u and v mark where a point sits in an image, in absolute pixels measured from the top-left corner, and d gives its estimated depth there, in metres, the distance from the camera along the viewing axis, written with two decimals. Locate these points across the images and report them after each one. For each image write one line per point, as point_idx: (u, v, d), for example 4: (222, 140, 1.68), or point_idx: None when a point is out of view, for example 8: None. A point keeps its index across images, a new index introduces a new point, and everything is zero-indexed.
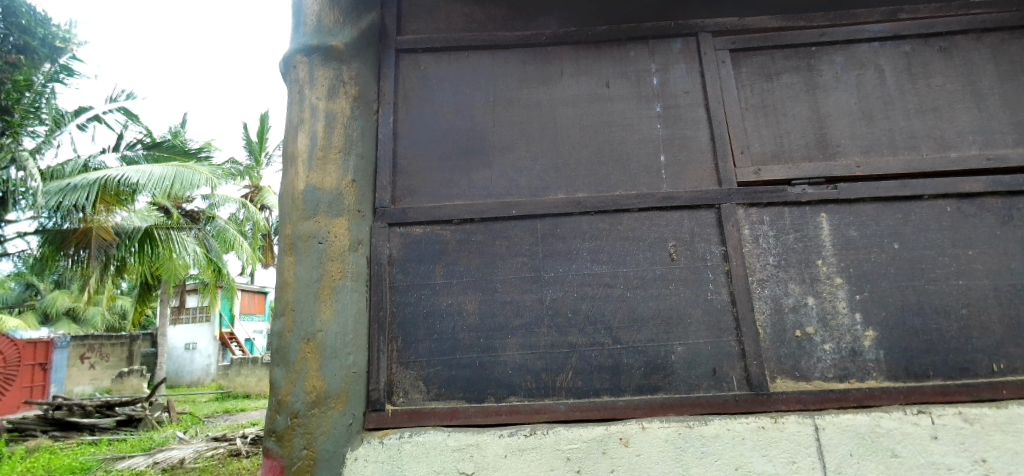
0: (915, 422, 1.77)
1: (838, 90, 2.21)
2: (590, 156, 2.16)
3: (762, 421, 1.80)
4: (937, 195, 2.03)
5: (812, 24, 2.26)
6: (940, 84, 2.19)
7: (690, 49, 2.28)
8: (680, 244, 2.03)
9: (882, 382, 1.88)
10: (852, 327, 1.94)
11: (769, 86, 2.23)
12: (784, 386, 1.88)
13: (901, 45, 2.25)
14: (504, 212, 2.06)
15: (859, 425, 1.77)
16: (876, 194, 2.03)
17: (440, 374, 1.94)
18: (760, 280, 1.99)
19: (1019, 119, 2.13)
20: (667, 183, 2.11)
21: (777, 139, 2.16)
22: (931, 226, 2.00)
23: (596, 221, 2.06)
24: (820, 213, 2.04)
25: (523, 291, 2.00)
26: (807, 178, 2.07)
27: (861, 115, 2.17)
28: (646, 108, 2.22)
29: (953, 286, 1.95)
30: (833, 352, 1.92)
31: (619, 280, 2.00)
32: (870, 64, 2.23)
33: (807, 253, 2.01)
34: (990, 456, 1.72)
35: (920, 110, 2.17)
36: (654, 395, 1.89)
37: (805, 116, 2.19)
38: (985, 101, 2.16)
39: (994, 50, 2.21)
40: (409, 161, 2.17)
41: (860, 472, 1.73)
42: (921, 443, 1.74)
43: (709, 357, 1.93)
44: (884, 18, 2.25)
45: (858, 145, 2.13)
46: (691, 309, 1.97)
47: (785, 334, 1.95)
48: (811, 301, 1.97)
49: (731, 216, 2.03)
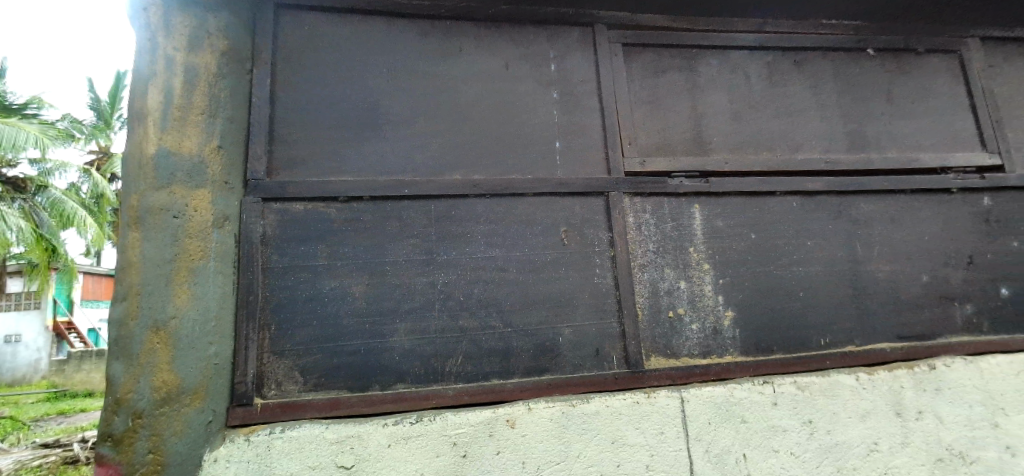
0: (761, 391, 2.00)
1: (715, 92, 2.40)
2: (488, 138, 2.12)
3: (637, 396, 1.91)
4: (787, 192, 2.30)
5: (695, 28, 2.42)
6: (794, 93, 2.48)
7: (587, 39, 2.32)
8: (571, 230, 2.08)
9: (737, 357, 2.10)
10: (715, 308, 2.14)
11: (656, 82, 2.35)
12: (657, 363, 2.03)
13: (767, 54, 2.50)
14: (396, 191, 1.95)
15: (717, 397, 1.97)
16: (741, 189, 2.25)
17: (320, 363, 1.79)
18: (641, 265, 2.12)
19: (852, 128, 2.49)
20: (561, 168, 2.15)
21: (661, 132, 2.30)
22: (782, 219, 2.27)
23: (491, 204, 2.03)
24: (694, 204, 2.22)
25: (414, 274, 1.92)
26: (684, 171, 2.23)
27: (732, 116, 2.39)
28: (544, 93, 2.22)
29: (796, 271, 2.24)
30: (699, 331, 2.11)
31: (511, 264, 2.00)
32: (740, 70, 2.45)
33: (682, 240, 2.17)
34: (815, 418, 2.01)
35: (779, 115, 2.43)
36: (541, 376, 1.92)
37: (686, 112, 2.35)
38: (827, 111, 2.49)
39: (835, 67, 2.55)
40: (292, 129, 1.96)
41: (715, 438, 1.92)
42: (764, 409, 1.98)
43: (594, 339, 2.01)
44: (754, 29, 2.49)
45: (728, 144, 2.34)
46: (579, 292, 2.03)
47: (660, 316, 2.09)
48: (683, 285, 2.13)
49: (617, 204, 2.13)
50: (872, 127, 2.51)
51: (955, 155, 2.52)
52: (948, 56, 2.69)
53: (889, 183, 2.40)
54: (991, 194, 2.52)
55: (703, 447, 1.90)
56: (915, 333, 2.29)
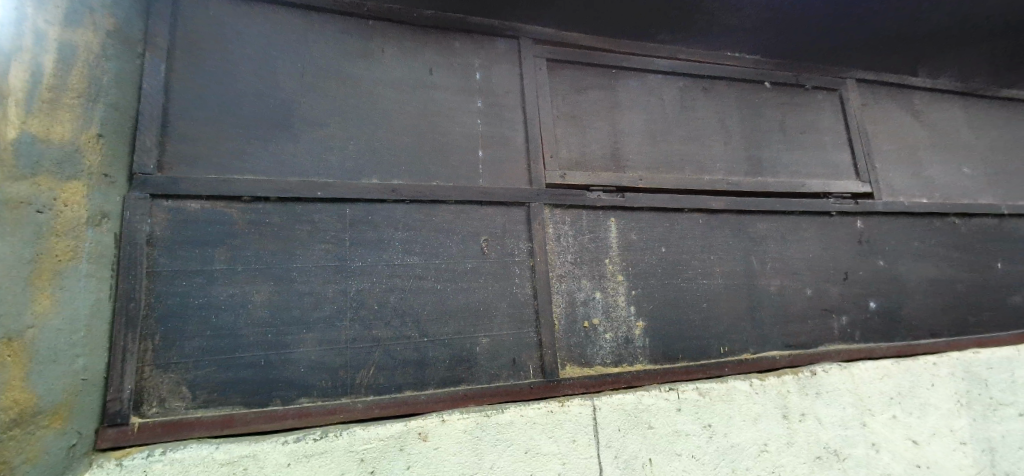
0: (667, 397, 2.10)
1: (631, 112, 2.51)
2: (408, 143, 2.07)
3: (551, 405, 1.93)
4: (694, 209, 2.45)
5: (614, 49, 2.53)
6: (702, 118, 2.66)
7: (512, 51, 2.35)
8: (491, 239, 2.07)
9: (647, 365, 2.20)
10: (627, 318, 2.23)
11: (577, 98, 2.42)
12: (572, 372, 2.07)
13: (679, 80, 2.66)
14: (308, 193, 1.84)
15: (627, 404, 2.03)
16: (654, 205, 2.37)
17: (212, 377, 1.64)
18: (559, 276, 2.15)
19: (751, 153, 2.71)
20: (483, 177, 2.14)
21: (581, 147, 2.37)
22: (689, 235, 2.42)
23: (410, 211, 1.98)
24: (610, 218, 2.30)
25: (325, 282, 1.82)
26: (602, 186, 2.31)
27: (647, 135, 2.51)
28: (467, 101, 2.21)
29: (701, 284, 2.38)
30: (612, 340, 2.18)
31: (429, 272, 1.96)
32: (655, 93, 2.59)
33: (598, 252, 2.24)
34: (714, 422, 2.14)
35: (688, 137, 2.60)
36: (456, 387, 1.89)
37: (605, 129, 2.44)
38: (730, 136, 2.69)
39: (738, 97, 2.77)
40: (191, 122, 1.80)
41: (625, 444, 1.98)
42: (670, 415, 2.08)
43: (511, 348, 2.01)
44: (667, 55, 2.64)
45: (643, 162, 2.46)
46: (497, 302, 2.03)
47: (576, 326, 2.13)
48: (599, 295, 2.20)
49: (538, 215, 2.15)
50: (768, 153, 2.75)
51: (835, 182, 2.82)
52: (830, 94, 3.02)
53: (781, 205, 2.64)
54: (863, 218, 2.85)
55: (613, 454, 1.96)
56: (800, 342, 2.51)
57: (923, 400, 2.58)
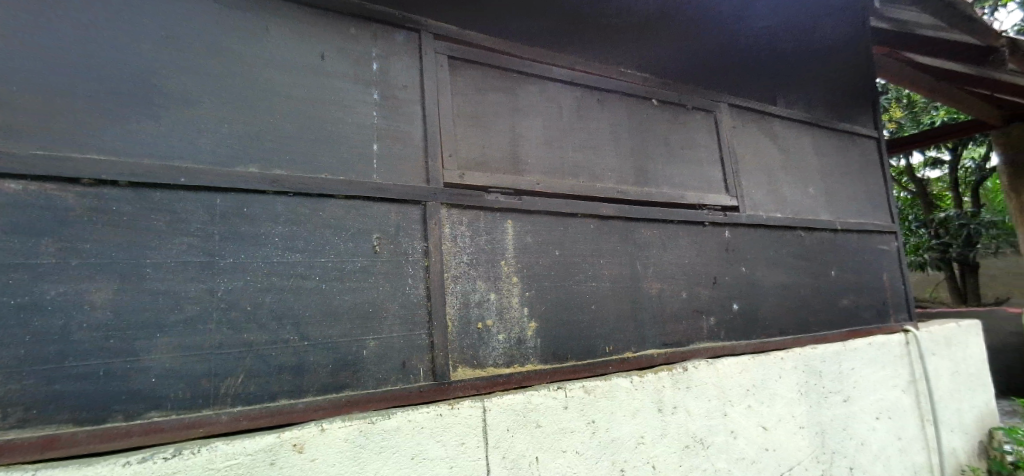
0: (555, 396, 2.15)
1: (530, 117, 2.56)
2: (295, 132, 1.91)
3: (440, 408, 1.88)
4: (586, 215, 2.55)
5: (517, 54, 2.55)
6: (596, 128, 2.78)
7: (413, 44, 2.27)
8: (384, 237, 1.98)
9: (537, 365, 2.25)
10: (520, 319, 2.25)
11: (478, 99, 2.41)
12: (463, 374, 2.05)
13: (576, 89, 2.76)
14: (169, 179, 1.62)
15: (517, 404, 2.04)
16: (548, 209, 2.43)
17: (33, 391, 1.37)
18: (454, 276, 2.12)
19: (638, 164, 2.89)
20: (377, 173, 2.05)
21: (480, 148, 2.36)
22: (581, 239, 2.51)
23: (293, 204, 1.83)
24: (507, 220, 2.31)
25: (188, 280, 1.61)
26: (500, 187, 2.32)
27: (545, 141, 2.57)
28: (362, 92, 2.10)
29: (590, 286, 2.49)
30: (504, 341, 2.19)
31: (313, 271, 1.82)
32: (553, 100, 2.66)
33: (494, 254, 2.24)
34: (598, 418, 2.24)
35: (583, 146, 2.70)
36: (339, 393, 1.78)
37: (505, 131, 2.46)
38: (621, 147, 2.85)
39: (629, 110, 2.94)
40: (12, 86, 1.48)
41: (512, 444, 2.00)
42: (556, 413, 2.13)
43: (400, 351, 1.94)
44: (566, 64, 2.73)
45: (540, 167, 2.51)
46: (388, 303, 1.95)
47: (469, 327, 2.11)
48: (493, 297, 2.20)
49: (434, 214, 2.10)
50: (653, 165, 2.95)
51: (708, 195, 3.11)
52: (708, 115, 3.32)
53: (663, 214, 2.85)
54: (730, 228, 3.17)
55: (500, 454, 1.97)
56: (674, 341, 2.73)
57: (772, 390, 2.92)
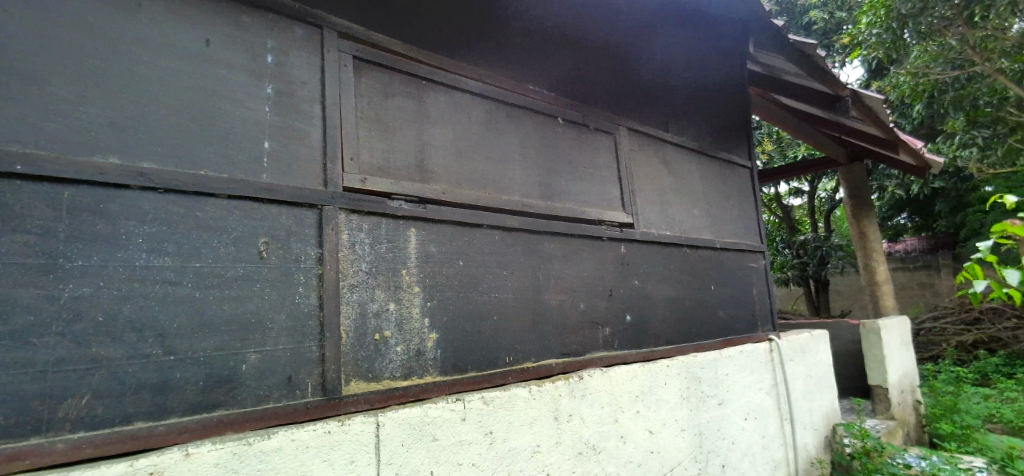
0: (453, 408, 2.11)
1: (438, 126, 2.53)
2: (170, 122, 1.72)
3: (329, 425, 1.76)
4: (492, 226, 2.57)
5: (426, 61, 2.52)
6: (504, 140, 2.82)
7: (314, 40, 2.15)
8: (272, 242, 1.84)
9: (436, 377, 2.21)
10: (421, 330, 2.20)
11: (384, 103, 2.34)
12: (357, 388, 1.96)
13: (485, 102, 2.78)
14: (1, 165, 1.36)
15: (413, 418, 1.97)
16: (453, 219, 2.41)
17: None
18: (351, 285, 2.02)
19: (543, 179, 2.98)
20: (268, 172, 1.90)
21: (384, 153, 2.29)
22: (486, 250, 2.52)
23: (165, 202, 1.64)
24: (410, 228, 2.26)
25: (21, 284, 1.37)
26: (404, 195, 2.26)
27: (452, 150, 2.56)
28: (253, 86, 1.94)
29: (493, 297, 2.50)
30: (403, 353, 2.13)
31: (186, 277, 1.64)
32: (462, 111, 2.66)
33: (395, 262, 2.17)
34: (495, 429, 2.24)
35: (490, 157, 2.73)
36: (211, 413, 1.61)
37: (410, 138, 2.41)
38: (527, 161, 2.92)
39: (535, 126, 3.02)
40: None
41: (407, 459, 1.93)
42: (453, 425, 2.09)
43: (286, 365, 1.80)
44: (476, 76, 2.74)
45: (446, 176, 2.49)
46: (275, 313, 1.81)
47: (365, 339, 2.02)
48: (392, 307, 2.13)
49: (331, 219, 2.00)
50: (557, 181, 3.06)
51: (607, 212, 3.28)
52: (608, 136, 3.51)
53: (565, 228, 2.95)
54: (626, 244, 3.36)
55: (393, 471, 1.89)
56: (572, 350, 2.83)
57: (658, 396, 3.13)
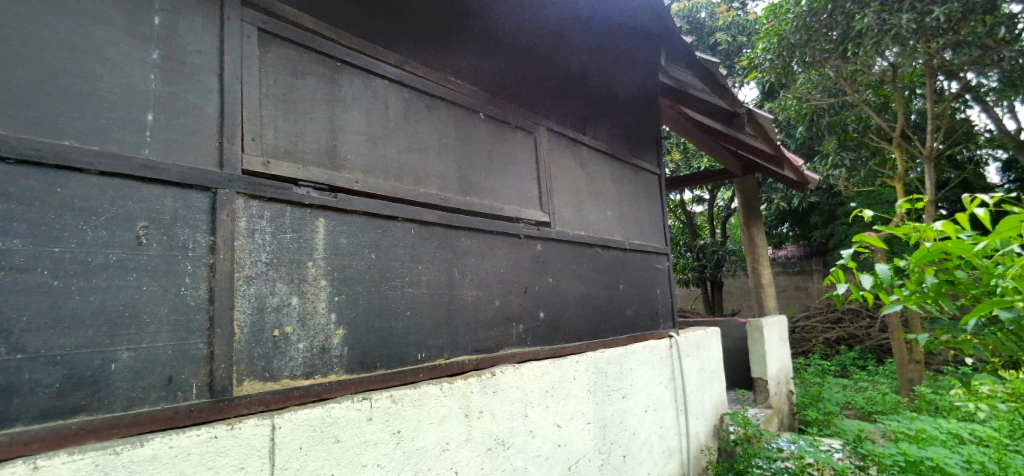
0: (358, 407, 2.01)
1: (352, 111, 2.41)
2: (25, 81, 1.47)
3: (216, 430, 1.60)
4: (407, 219, 2.49)
5: (341, 41, 2.39)
6: (422, 131, 2.75)
7: (213, 5, 1.95)
8: (154, 227, 1.65)
9: (341, 375, 2.10)
10: (326, 326, 2.09)
11: (292, 82, 2.18)
12: (250, 388, 1.81)
13: (404, 90, 2.69)
14: None
15: (313, 418, 1.86)
16: (366, 210, 2.30)
17: None
18: (248, 277, 1.86)
19: (462, 174, 2.94)
20: (151, 148, 1.70)
21: (291, 136, 2.13)
22: (400, 243, 2.44)
23: (17, 174, 1.40)
24: (318, 217, 2.13)
25: None
26: (312, 182, 2.13)
27: (367, 138, 2.45)
28: (136, 48, 1.72)
29: (405, 292, 2.43)
30: (305, 350, 2.00)
31: (41, 263, 1.41)
32: (379, 98, 2.55)
33: (299, 254, 2.03)
34: (403, 427, 2.17)
35: (407, 148, 2.64)
36: (68, 419, 1.40)
37: (321, 122, 2.27)
38: (446, 154, 2.86)
39: (456, 119, 2.98)
40: None
41: (305, 463, 1.81)
42: (358, 425, 2.00)
43: (166, 364, 1.62)
44: (395, 63, 2.64)
45: (359, 165, 2.38)
46: (155, 306, 1.62)
47: (263, 335, 1.87)
48: (295, 301, 1.99)
49: (227, 204, 1.82)
50: (475, 176, 3.03)
51: (525, 210, 3.32)
52: (529, 135, 3.55)
53: (483, 224, 2.94)
54: (542, 242, 3.42)
55: None
56: (485, 347, 2.83)
57: (567, 391, 3.22)
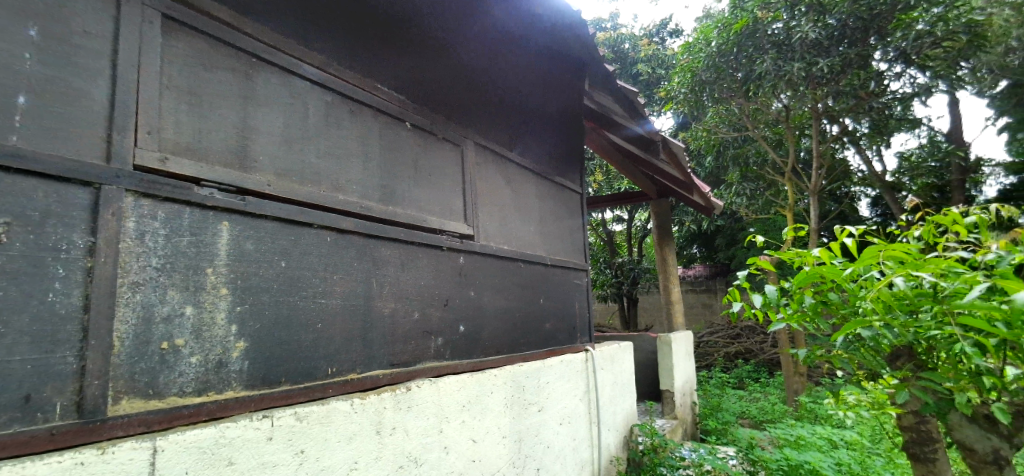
0: (257, 427, 1.86)
1: (267, 110, 2.27)
2: None
3: (83, 455, 1.40)
4: (323, 226, 2.39)
5: (257, 37, 2.25)
6: (344, 137, 2.65)
7: None
8: (18, 223, 1.44)
9: (239, 392, 1.96)
10: (224, 339, 1.93)
11: (200, 75, 2.02)
12: (128, 407, 1.62)
13: (326, 93, 2.58)
14: None
15: (204, 440, 1.69)
16: (277, 215, 2.17)
17: None
18: (133, 284, 1.67)
19: (385, 183, 2.88)
20: (20, 134, 1.49)
21: (194, 132, 1.97)
22: (313, 251, 2.33)
23: None
24: (222, 221, 1.98)
25: None
26: (216, 182, 1.98)
27: (282, 139, 2.32)
28: (9, 21, 1.51)
29: (317, 303, 2.32)
30: (198, 365, 1.84)
31: None
32: (299, 99, 2.43)
33: (197, 259, 1.88)
34: (307, 447, 2.04)
35: (326, 153, 2.54)
36: None
37: (231, 120, 2.12)
38: (368, 162, 2.79)
39: (381, 127, 2.91)
40: None
41: None
42: (257, 446, 1.85)
43: (24, 381, 1.41)
44: (317, 64, 2.54)
45: (273, 167, 2.25)
46: (14, 314, 1.41)
47: (149, 348, 1.70)
48: (189, 311, 1.83)
49: (112, 202, 1.64)
50: (399, 186, 2.98)
51: (448, 222, 3.29)
52: (455, 147, 3.54)
53: (405, 235, 2.88)
54: (465, 254, 3.41)
55: None
56: (401, 361, 2.76)
57: (484, 405, 3.20)
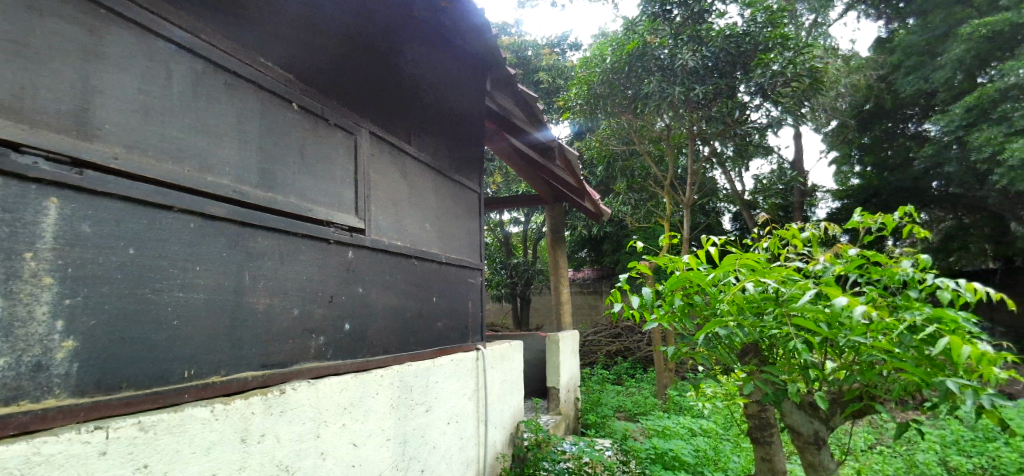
0: (86, 440, 1.57)
1: (118, 73, 1.96)
2: None
3: None
4: (185, 210, 2.12)
5: None
6: (216, 112, 2.39)
7: None
8: None
9: (63, 400, 1.65)
10: (45, 337, 1.62)
11: (26, 19, 1.68)
12: None
13: (196, 61, 2.30)
14: None
15: (11, 460, 1.37)
16: (125, 194, 1.89)
17: None
18: None
19: (264, 167, 2.64)
20: None
21: (15, 87, 1.63)
22: (171, 239, 2.06)
23: None
24: (49, 197, 1.66)
25: None
26: (44, 149, 1.65)
27: (137, 108, 2.02)
28: None
29: (175, 297, 2.05)
30: (8, 369, 1.52)
31: None
32: (162, 65, 2.14)
33: (13, 241, 1.55)
34: (152, 461, 1.77)
35: (194, 129, 2.26)
36: None
37: (67, 79, 1.79)
38: (245, 143, 2.53)
39: (262, 105, 2.66)
40: None
41: None
42: (85, 463, 1.56)
43: None
44: (186, 27, 2.25)
45: (122, 139, 1.95)
46: None
47: None
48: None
49: None
50: (281, 172, 2.75)
51: (336, 214, 3.11)
52: (348, 135, 3.36)
53: (286, 225, 2.67)
54: (354, 249, 3.25)
55: None
56: (275, 361, 2.55)
57: (367, 407, 3.07)
